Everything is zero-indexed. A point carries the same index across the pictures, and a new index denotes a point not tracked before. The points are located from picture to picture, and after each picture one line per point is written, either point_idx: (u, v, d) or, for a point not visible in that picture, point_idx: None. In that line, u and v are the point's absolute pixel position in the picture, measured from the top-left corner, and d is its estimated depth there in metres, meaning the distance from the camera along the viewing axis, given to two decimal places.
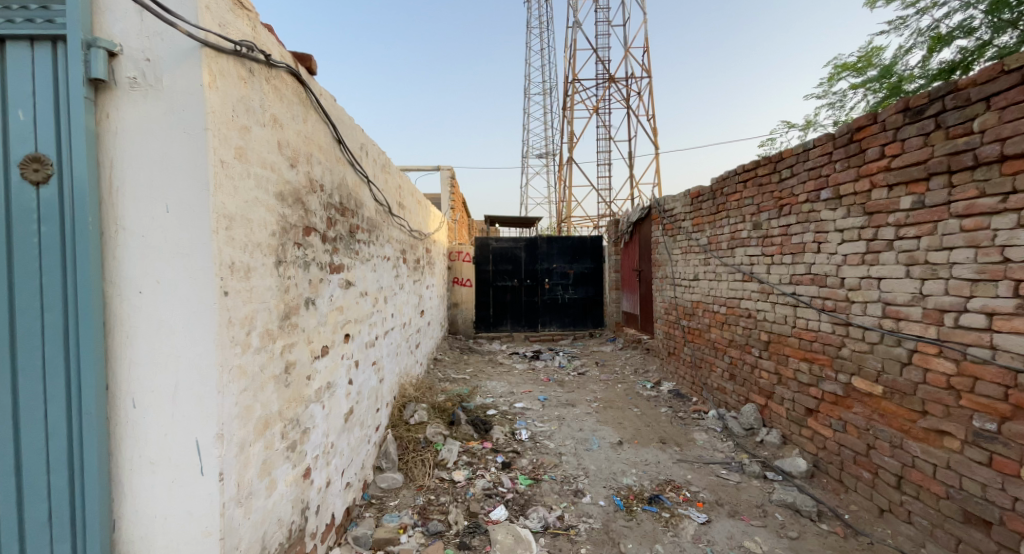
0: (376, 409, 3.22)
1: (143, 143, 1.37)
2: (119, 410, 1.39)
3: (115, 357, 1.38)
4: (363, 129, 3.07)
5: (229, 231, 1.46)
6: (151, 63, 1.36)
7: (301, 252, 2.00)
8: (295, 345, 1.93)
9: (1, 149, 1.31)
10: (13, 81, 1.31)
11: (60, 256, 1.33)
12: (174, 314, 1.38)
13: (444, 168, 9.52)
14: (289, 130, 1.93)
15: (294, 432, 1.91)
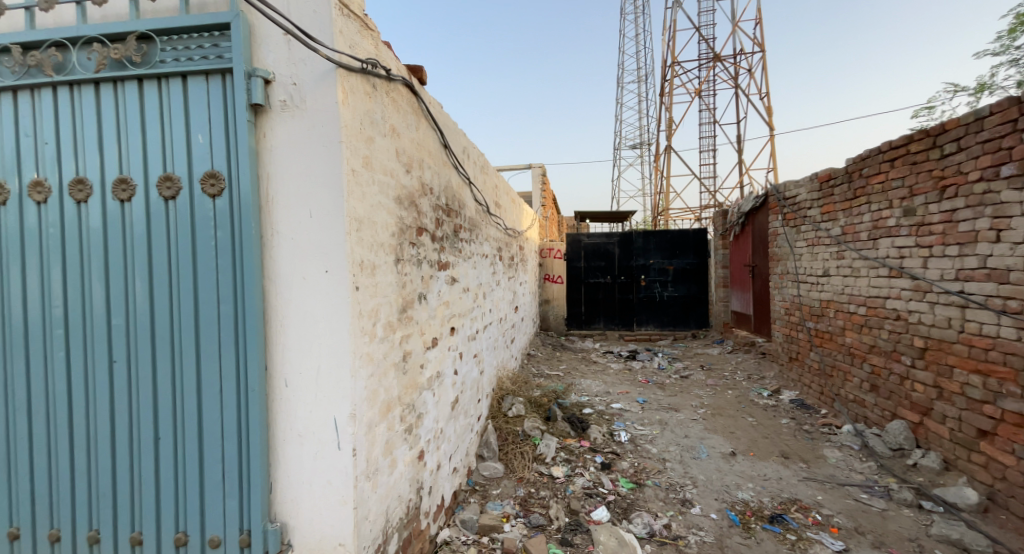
0: (478, 400, 3.36)
1: (292, 158, 1.57)
2: (274, 388, 1.61)
3: (271, 342, 1.61)
4: (465, 133, 3.21)
5: (358, 233, 1.62)
6: (297, 87, 1.56)
7: (415, 251, 2.16)
8: (411, 336, 2.08)
9: (189, 169, 1.59)
10: (196, 111, 1.58)
11: (231, 257, 1.58)
12: (317, 307, 1.57)
13: (535, 165, 9.59)
14: (405, 138, 2.08)
15: (410, 417, 2.06)
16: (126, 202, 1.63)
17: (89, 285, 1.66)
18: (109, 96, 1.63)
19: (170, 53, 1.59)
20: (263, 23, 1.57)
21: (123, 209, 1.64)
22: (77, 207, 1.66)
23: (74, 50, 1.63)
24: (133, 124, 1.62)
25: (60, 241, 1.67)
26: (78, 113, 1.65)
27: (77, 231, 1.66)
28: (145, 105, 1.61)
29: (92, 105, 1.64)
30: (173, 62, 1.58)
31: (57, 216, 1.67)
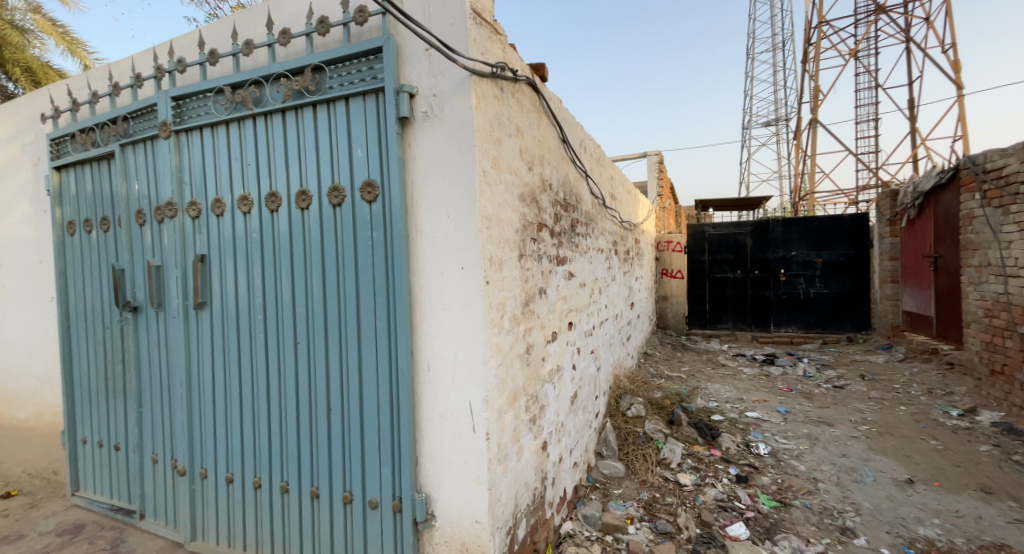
0: (596, 396, 3.33)
1: (433, 162, 1.71)
2: (419, 372, 1.78)
3: (416, 331, 1.78)
4: (582, 126, 3.18)
5: (488, 230, 1.71)
6: (437, 97, 1.69)
7: (536, 246, 2.20)
8: (533, 329, 2.13)
9: (352, 179, 1.84)
10: (356, 128, 1.82)
11: (383, 255, 1.79)
12: (455, 300, 1.70)
13: (651, 153, 9.12)
14: (528, 137, 2.13)
15: (534, 408, 2.12)
16: (305, 210, 1.94)
17: (279, 280, 2.03)
18: (292, 121, 1.96)
19: (336, 80, 1.84)
20: (408, 41, 1.73)
21: (302, 216, 1.96)
22: (271, 216, 2.04)
23: (267, 85, 1.99)
24: (308, 144, 1.92)
25: (259, 244, 2.07)
26: (270, 139, 2.02)
27: (272, 235, 2.03)
28: (317, 127, 1.90)
29: (279, 131, 1.99)
30: (338, 86, 1.83)
31: (258, 223, 2.06)
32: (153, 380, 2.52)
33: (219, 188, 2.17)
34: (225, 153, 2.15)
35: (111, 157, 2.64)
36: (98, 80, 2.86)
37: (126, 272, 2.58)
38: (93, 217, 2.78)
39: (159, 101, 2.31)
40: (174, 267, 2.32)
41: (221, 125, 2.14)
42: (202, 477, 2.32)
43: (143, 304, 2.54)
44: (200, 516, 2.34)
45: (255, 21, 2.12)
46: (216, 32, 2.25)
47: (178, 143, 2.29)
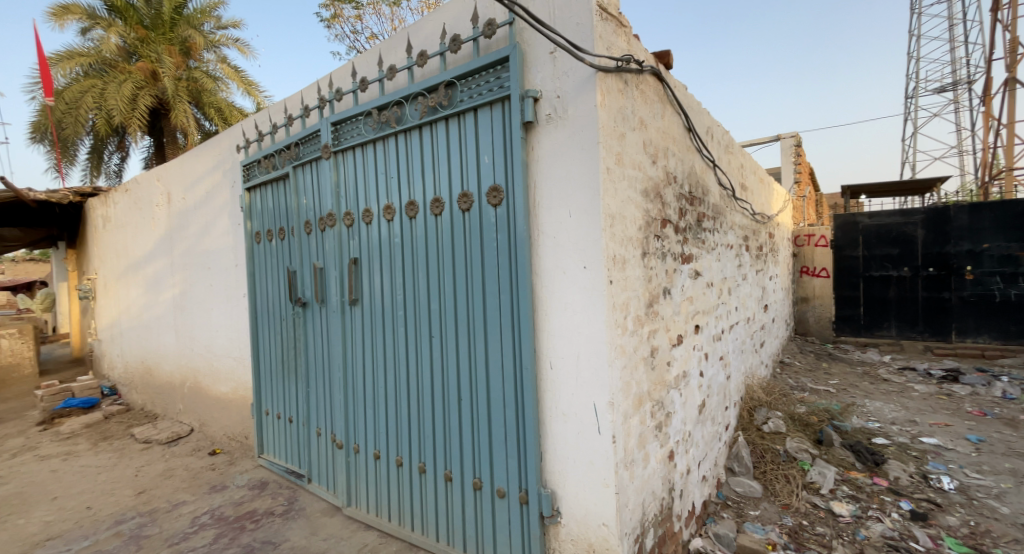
0: (726, 407, 3.06)
1: (556, 163, 1.73)
2: (543, 370, 1.81)
3: (540, 330, 1.82)
4: (708, 112, 2.94)
5: (612, 228, 1.66)
6: (561, 99, 1.71)
7: (660, 243, 2.08)
8: (658, 331, 2.02)
9: (479, 185, 1.95)
10: (483, 136, 1.92)
11: (508, 255, 1.86)
12: (578, 299, 1.69)
13: (785, 136, 8.12)
14: (653, 129, 2.04)
15: (660, 414, 2.01)
16: (438, 216, 2.11)
17: (416, 280, 2.24)
18: (428, 135, 2.14)
19: (466, 92, 1.97)
20: (534, 47, 1.77)
21: (435, 221, 2.13)
22: (409, 222, 2.25)
23: (407, 105, 2.22)
24: (441, 154, 2.08)
25: (399, 247, 2.30)
26: (409, 153, 2.23)
27: (411, 239, 2.25)
28: (449, 138, 2.05)
29: (416, 145, 2.19)
30: (468, 99, 1.96)
31: (399, 229, 2.30)
32: (318, 364, 2.97)
33: (368, 200, 2.47)
34: (373, 168, 2.44)
35: (285, 178, 3.17)
36: (276, 114, 3.45)
37: (298, 273, 3.08)
38: (273, 228, 3.37)
39: (322, 127, 2.71)
40: (334, 268, 2.71)
41: (369, 144, 2.44)
42: (355, 451, 2.66)
43: (310, 301, 3.00)
44: (354, 485, 2.69)
45: (396, 48, 2.37)
46: (365, 62, 2.58)
47: (336, 162, 2.66)
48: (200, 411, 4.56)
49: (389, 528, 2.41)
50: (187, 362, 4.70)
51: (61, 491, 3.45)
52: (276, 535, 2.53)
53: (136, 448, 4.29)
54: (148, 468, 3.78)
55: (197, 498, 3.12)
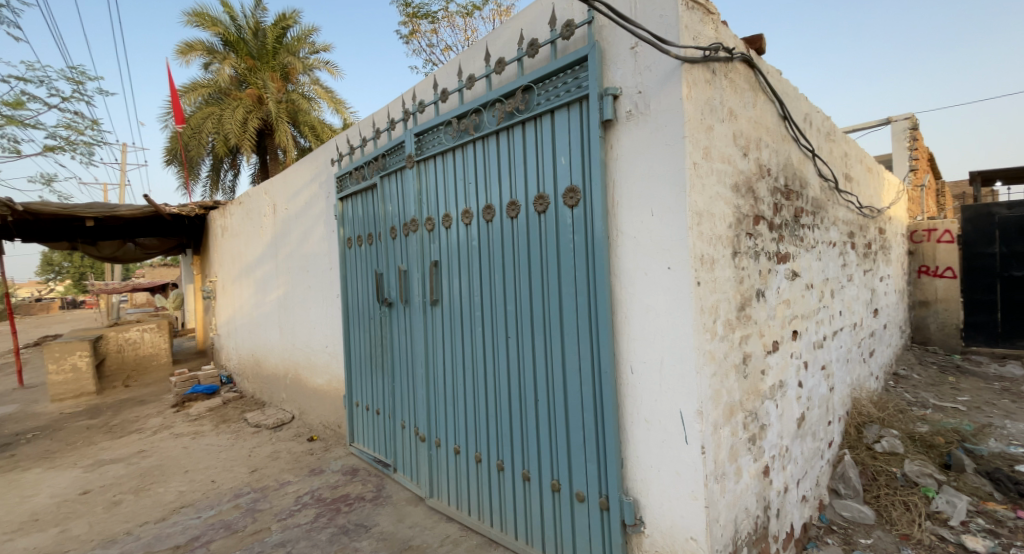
0: (829, 421, 2.77)
1: (637, 161, 1.68)
2: (624, 374, 1.77)
3: (619, 332, 1.77)
4: (806, 97, 2.69)
5: (699, 227, 1.58)
6: (642, 95, 1.66)
7: (752, 242, 1.94)
8: (751, 337, 1.88)
9: (556, 187, 1.94)
10: (560, 137, 1.91)
11: (585, 257, 1.84)
12: (661, 302, 1.63)
13: (897, 118, 7.20)
14: (743, 119, 1.91)
15: (753, 426, 1.87)
16: (514, 218, 2.14)
17: (493, 282, 2.29)
18: (505, 140, 2.18)
19: (543, 96, 1.98)
20: (613, 44, 1.74)
21: (511, 224, 2.16)
22: (487, 225, 2.31)
23: (485, 112, 2.28)
24: (518, 158, 2.11)
25: (477, 250, 2.37)
26: (487, 158, 2.29)
27: (488, 242, 2.30)
28: (526, 141, 2.07)
29: (494, 150, 2.24)
30: (545, 101, 1.96)
31: (477, 233, 2.37)
32: (402, 361, 3.15)
33: (447, 205, 2.58)
34: (452, 174, 2.54)
35: (373, 187, 3.41)
36: (365, 129, 3.72)
37: (385, 276, 3.29)
38: (363, 234, 3.63)
39: (406, 139, 2.87)
40: (416, 270, 2.86)
41: (449, 151, 2.54)
42: (437, 445, 2.78)
43: (395, 301, 3.19)
44: (436, 478, 2.81)
45: (474, 57, 2.46)
46: (445, 74, 2.71)
47: (419, 171, 2.81)
48: (300, 401, 5.03)
49: (469, 522, 2.49)
50: (289, 355, 5.20)
51: (191, 465, 3.98)
52: (367, 520, 2.72)
53: (249, 431, 4.83)
54: (258, 450, 4.24)
55: (299, 479, 3.45)
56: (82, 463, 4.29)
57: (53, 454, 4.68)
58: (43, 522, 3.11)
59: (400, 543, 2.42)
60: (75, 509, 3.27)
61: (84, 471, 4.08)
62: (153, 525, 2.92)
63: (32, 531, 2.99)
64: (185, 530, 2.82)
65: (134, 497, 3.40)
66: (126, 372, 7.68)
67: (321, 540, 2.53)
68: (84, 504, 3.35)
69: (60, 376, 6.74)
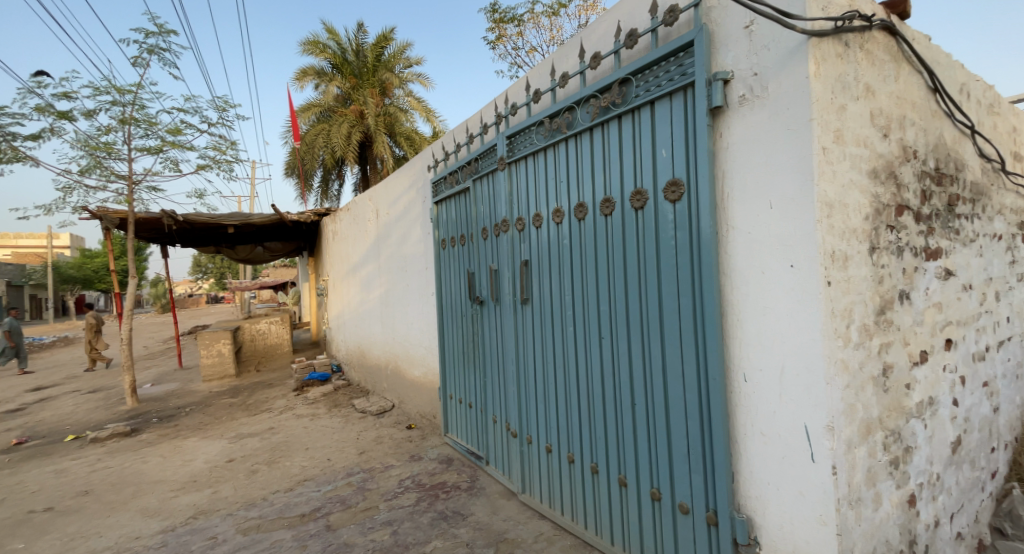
0: (992, 448, 2.32)
1: (752, 150, 1.54)
2: (736, 382, 1.64)
3: (730, 336, 1.64)
4: (960, 64, 2.27)
5: (830, 219, 1.40)
6: (759, 76, 1.52)
7: (894, 236, 1.68)
8: (893, 345, 1.63)
9: (655, 181, 1.85)
10: (661, 129, 1.81)
11: (689, 255, 1.72)
12: (782, 304, 1.48)
13: None
14: (883, 95, 1.66)
15: (896, 448, 1.63)
16: (609, 215, 2.08)
17: (586, 281, 2.25)
18: (600, 135, 2.13)
19: (642, 87, 1.90)
20: (724, 25, 1.61)
21: (606, 221, 2.11)
22: (579, 223, 2.28)
23: (579, 108, 2.25)
24: (613, 153, 2.05)
25: (569, 249, 2.35)
26: (580, 155, 2.26)
27: (581, 240, 2.27)
28: (622, 136, 2.00)
29: (588, 147, 2.20)
30: (644, 92, 1.88)
31: (569, 231, 2.35)
32: (493, 357, 3.23)
33: (539, 205, 2.59)
34: (543, 173, 2.54)
35: (467, 190, 3.54)
36: (459, 135, 3.88)
37: (477, 275, 3.40)
38: (456, 235, 3.79)
39: (498, 141, 2.94)
40: (507, 269, 2.92)
41: (541, 151, 2.55)
42: (528, 442, 2.82)
43: (486, 299, 3.29)
44: (527, 474, 2.84)
45: (569, 55, 2.44)
46: (538, 74, 2.73)
47: (510, 172, 2.87)
48: (400, 391, 5.39)
49: (562, 521, 2.48)
50: (390, 348, 5.60)
51: (310, 443, 4.47)
52: (463, 508, 2.83)
53: (356, 416, 5.30)
54: (365, 433, 4.64)
55: (401, 464, 3.71)
56: (227, 435, 5.02)
57: (206, 425, 5.54)
58: (200, 483, 3.70)
59: (495, 535, 2.49)
60: (223, 474, 3.84)
61: (228, 442, 4.78)
62: (282, 494, 3.33)
63: (193, 489, 3.57)
64: (308, 500, 3.17)
65: (267, 468, 3.90)
66: (257, 358, 8.90)
67: (423, 523, 2.69)
68: (230, 470, 3.92)
69: (210, 359, 7.95)
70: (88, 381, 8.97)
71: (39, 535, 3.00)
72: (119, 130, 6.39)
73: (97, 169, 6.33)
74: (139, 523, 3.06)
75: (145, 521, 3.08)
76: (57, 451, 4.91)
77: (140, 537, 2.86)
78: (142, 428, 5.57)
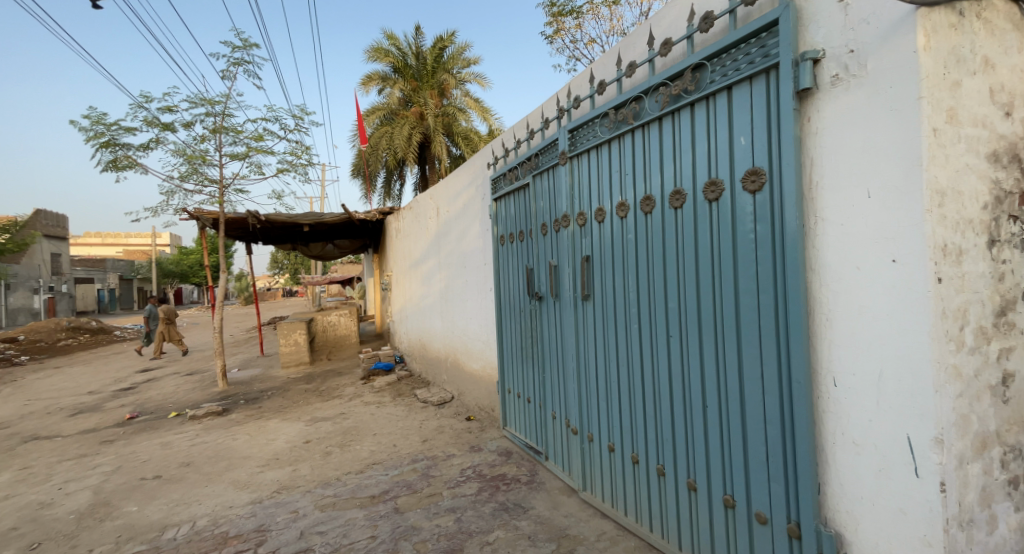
0: None
1: (848, 134, 1.42)
2: (824, 387, 1.52)
3: (818, 337, 1.53)
4: None
5: (941, 209, 1.26)
6: (856, 54, 1.39)
7: (1019, 227, 1.47)
8: (1015, 351, 1.44)
9: (732, 171, 1.75)
10: (739, 116, 1.71)
11: (771, 250, 1.61)
12: (882, 302, 1.35)
13: None
14: (1005, 68, 1.46)
15: (1017, 466, 1.43)
16: (679, 209, 2.00)
17: (653, 277, 2.18)
18: (669, 125, 2.04)
19: (718, 72, 1.80)
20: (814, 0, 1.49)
21: (677, 214, 2.02)
22: (646, 217, 2.21)
23: (646, 98, 2.18)
24: (684, 143, 1.97)
25: (634, 243, 2.29)
26: (647, 146, 2.19)
27: (648, 234, 2.20)
28: (695, 125, 1.91)
29: (657, 138, 2.12)
30: (721, 77, 1.78)
31: (634, 225, 2.29)
32: (552, 352, 3.23)
33: (601, 199, 2.54)
34: (607, 167, 2.49)
35: (526, 186, 3.55)
36: (519, 131, 3.90)
37: (535, 270, 3.41)
38: (515, 231, 3.81)
39: (560, 136, 2.92)
40: (568, 265, 2.89)
41: (605, 144, 2.49)
42: (589, 440, 2.79)
43: (545, 295, 3.29)
44: (588, 472, 2.82)
45: (636, 43, 2.37)
46: (603, 65, 2.67)
47: (572, 166, 2.84)
48: (459, 383, 5.53)
49: (626, 522, 2.43)
50: (450, 341, 5.76)
51: (377, 429, 4.71)
52: (524, 501, 2.86)
53: (418, 405, 5.51)
54: (427, 422, 4.81)
55: (462, 453, 3.81)
56: (304, 418, 5.42)
57: (285, 408, 6.02)
58: (282, 461, 4.03)
59: (557, 530, 2.49)
60: (301, 454, 4.15)
61: (305, 424, 5.16)
62: (354, 476, 3.54)
63: (276, 466, 3.89)
64: (377, 483, 3.35)
65: (340, 451, 4.16)
66: (328, 348, 9.52)
67: (485, 513, 2.75)
68: (307, 451, 4.23)
69: (288, 347, 8.61)
70: (187, 365, 10.04)
71: (150, 499, 3.40)
72: (212, 138, 7.06)
73: (194, 174, 7.03)
74: (232, 494, 3.38)
75: (237, 493, 3.40)
76: (163, 426, 5.54)
77: (233, 507, 3.16)
78: (232, 408, 6.15)
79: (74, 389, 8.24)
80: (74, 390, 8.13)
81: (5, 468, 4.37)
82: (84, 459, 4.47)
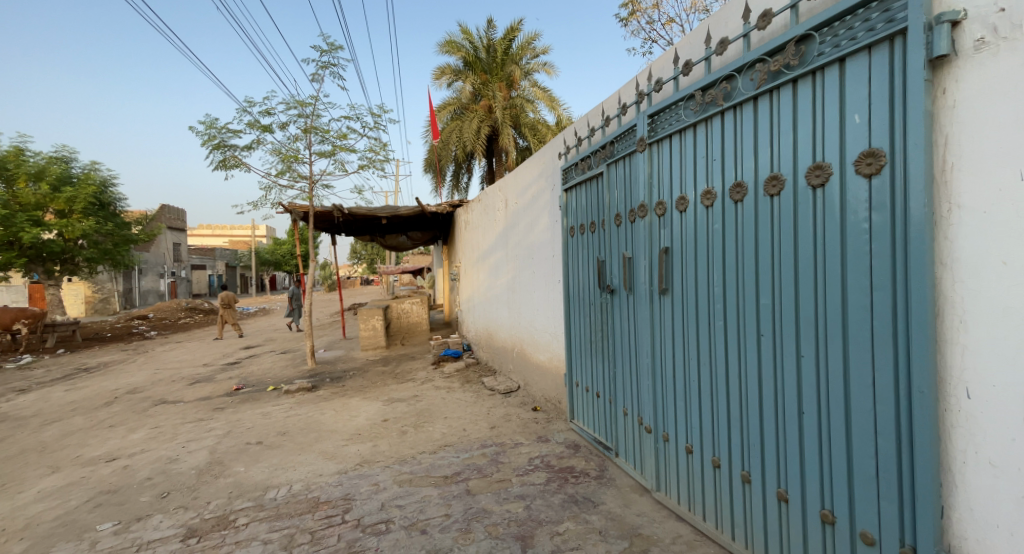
0: None
1: (996, 107, 1.21)
2: (952, 398, 1.33)
3: (947, 341, 1.33)
4: None
5: None
6: (1010, 12, 1.18)
7: None
8: None
9: (844, 153, 1.57)
10: (853, 91, 1.53)
11: (890, 244, 1.43)
12: None
13: None
14: None
15: None
16: (776, 196, 1.84)
17: (742, 270, 2.03)
18: (766, 104, 1.88)
19: (829, 44, 1.62)
20: None
21: (772, 203, 1.86)
22: (736, 206, 2.05)
23: (739, 77, 2.03)
24: (783, 124, 1.80)
25: (721, 235, 2.15)
26: (738, 129, 2.03)
27: (737, 224, 2.05)
28: (797, 104, 1.74)
29: (750, 120, 1.97)
30: (832, 49, 1.60)
31: (721, 215, 2.14)
32: (625, 346, 3.15)
33: (684, 187, 2.41)
34: (692, 153, 2.35)
35: (599, 176, 3.46)
36: (593, 119, 3.80)
37: (607, 262, 3.33)
38: (586, 222, 3.75)
39: (638, 121, 2.80)
40: (644, 257, 2.79)
41: (689, 128, 2.35)
42: (664, 440, 2.68)
43: (617, 288, 3.21)
44: (662, 472, 2.71)
45: (730, 18, 2.20)
46: (690, 44, 2.52)
47: (651, 153, 2.71)
48: (526, 372, 5.57)
49: (704, 527, 2.32)
50: (517, 332, 5.81)
51: (448, 413, 4.90)
52: (594, 495, 2.83)
53: (486, 393, 5.65)
54: (495, 410, 4.92)
55: (530, 443, 3.85)
56: (381, 398, 5.78)
57: (365, 388, 6.45)
58: (363, 436, 4.33)
59: (629, 528, 2.44)
60: (380, 431, 4.43)
61: (382, 404, 5.49)
62: (428, 455, 3.72)
63: (358, 441, 4.19)
64: (450, 464, 3.49)
65: (414, 431, 4.38)
66: (402, 334, 10.04)
67: (555, 503, 2.76)
68: (385, 429, 4.51)
69: (367, 332, 9.20)
70: (281, 344, 11.11)
71: (254, 462, 3.82)
72: (302, 137, 7.65)
73: (288, 171, 7.68)
74: (321, 464, 3.69)
75: (326, 462, 3.70)
76: (263, 398, 6.19)
77: (323, 475, 3.45)
78: (319, 385, 6.70)
79: (192, 361, 9.47)
80: (192, 362, 9.35)
81: (141, 426, 5.11)
82: (201, 423, 5.12)
